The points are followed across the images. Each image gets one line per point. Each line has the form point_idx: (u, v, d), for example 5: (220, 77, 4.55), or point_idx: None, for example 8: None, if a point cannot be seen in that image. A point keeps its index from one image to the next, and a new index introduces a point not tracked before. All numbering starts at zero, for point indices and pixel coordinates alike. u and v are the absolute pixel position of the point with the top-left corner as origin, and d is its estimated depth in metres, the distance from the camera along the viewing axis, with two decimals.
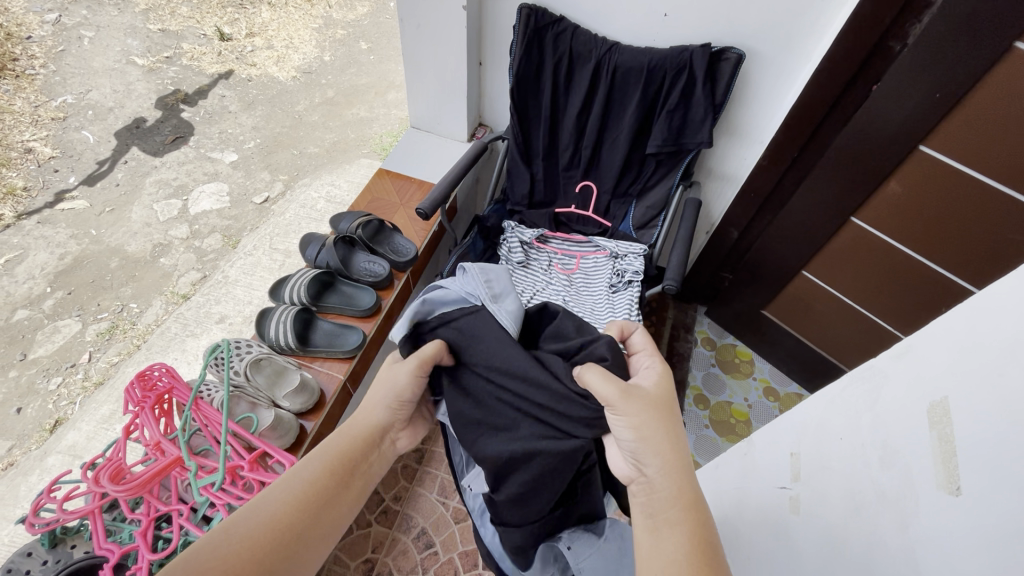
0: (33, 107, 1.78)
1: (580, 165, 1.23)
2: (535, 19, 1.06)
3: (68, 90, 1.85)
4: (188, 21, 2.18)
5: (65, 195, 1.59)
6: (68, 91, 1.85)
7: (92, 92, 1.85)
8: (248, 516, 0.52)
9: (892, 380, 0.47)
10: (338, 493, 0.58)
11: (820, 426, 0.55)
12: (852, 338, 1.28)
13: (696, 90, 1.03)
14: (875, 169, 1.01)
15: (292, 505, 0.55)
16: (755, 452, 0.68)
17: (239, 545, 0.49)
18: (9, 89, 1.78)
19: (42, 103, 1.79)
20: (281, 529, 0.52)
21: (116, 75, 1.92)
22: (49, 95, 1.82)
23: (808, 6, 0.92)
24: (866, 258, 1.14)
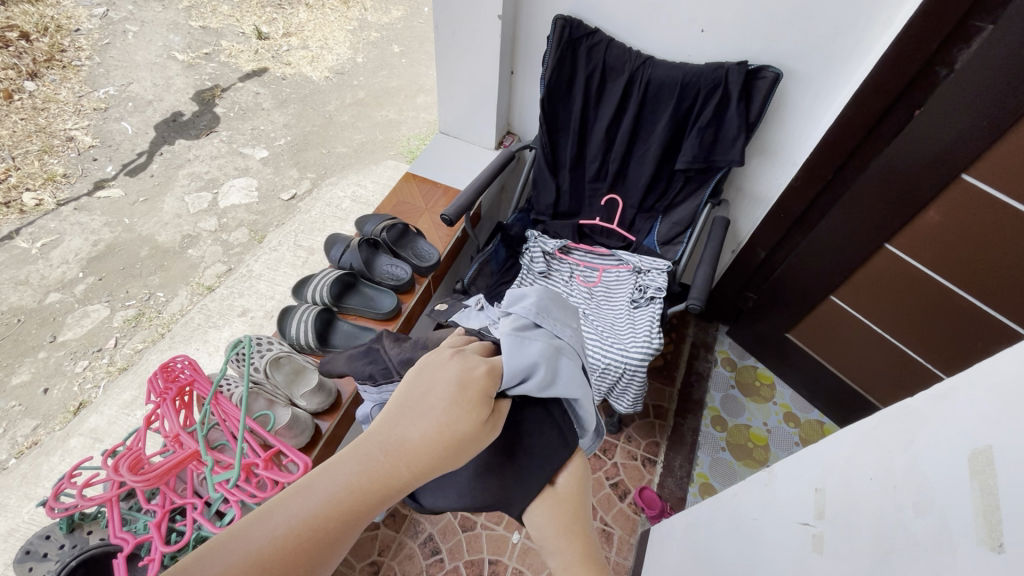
0: (77, 97, 1.84)
1: (607, 178, 1.22)
2: (570, 31, 1.06)
3: (110, 81, 1.91)
4: (228, 18, 2.24)
5: (102, 184, 1.64)
6: (110, 82, 1.91)
7: (133, 85, 1.91)
8: (255, 529, 0.35)
9: (929, 423, 0.45)
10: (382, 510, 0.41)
11: (849, 463, 0.53)
12: (880, 367, 1.24)
13: (730, 108, 1.02)
14: (913, 196, 0.98)
15: (330, 523, 0.38)
16: (776, 483, 0.66)
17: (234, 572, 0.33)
18: (55, 80, 1.85)
19: (86, 93, 1.86)
20: (295, 554, 0.36)
21: (157, 69, 1.98)
22: (92, 86, 1.88)
23: (851, 27, 0.90)
24: (899, 286, 1.10)
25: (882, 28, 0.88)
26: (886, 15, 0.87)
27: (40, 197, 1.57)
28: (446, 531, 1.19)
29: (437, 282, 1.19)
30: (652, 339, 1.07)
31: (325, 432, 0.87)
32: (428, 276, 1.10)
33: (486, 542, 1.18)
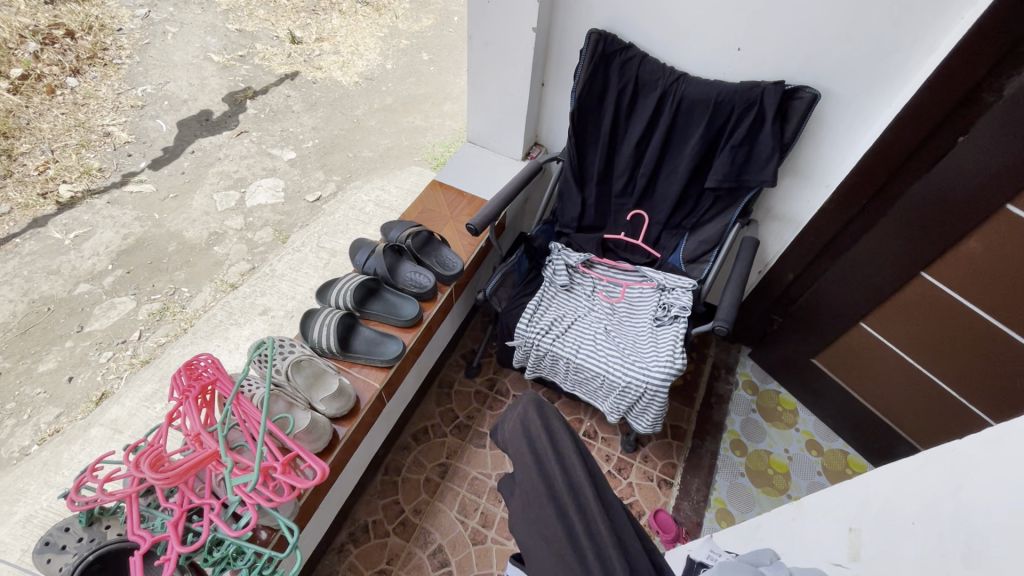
0: (116, 94, 1.89)
1: (634, 194, 1.21)
2: (604, 45, 1.05)
3: (148, 80, 1.96)
4: (263, 22, 2.29)
5: (135, 179, 1.67)
6: (148, 81, 1.96)
7: (169, 84, 1.96)
8: None
9: (980, 469, 0.42)
10: None
11: (888, 503, 0.50)
12: (911, 399, 1.20)
13: (764, 128, 1.00)
14: (954, 224, 0.95)
15: None
16: (805, 518, 0.63)
17: None
18: (97, 77, 1.90)
19: (124, 90, 1.91)
20: None
21: (193, 69, 2.03)
22: (131, 84, 1.93)
23: (894, 49, 0.88)
24: (934, 317, 1.07)
25: (926, 52, 0.87)
26: (931, 39, 0.85)
27: (75, 190, 1.62)
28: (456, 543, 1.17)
29: (459, 290, 1.18)
30: (675, 359, 1.04)
31: (342, 438, 0.87)
32: (450, 285, 1.10)
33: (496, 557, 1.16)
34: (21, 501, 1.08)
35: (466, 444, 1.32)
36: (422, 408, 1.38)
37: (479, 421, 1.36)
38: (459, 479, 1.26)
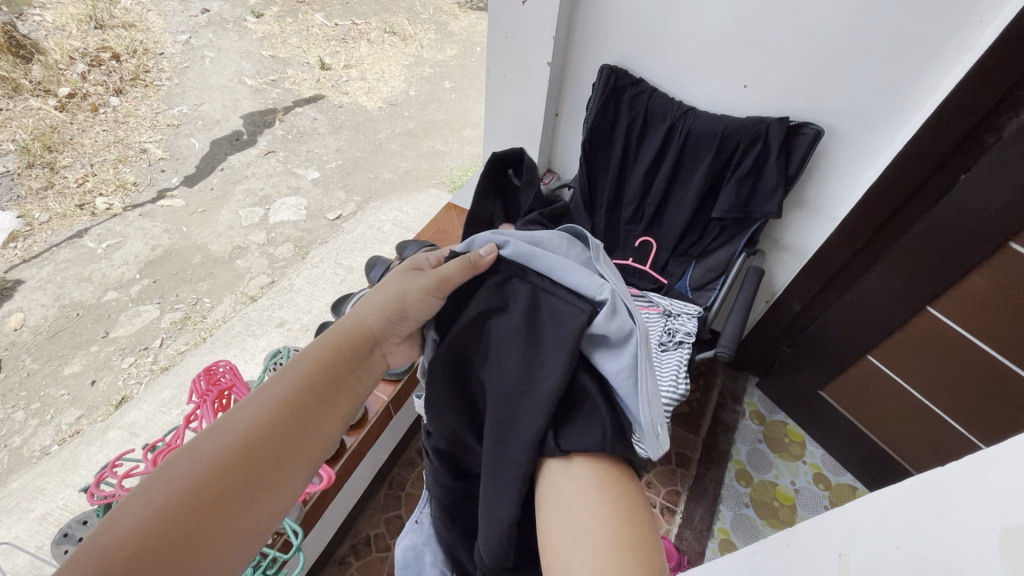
0: (154, 114, 2.00)
1: (643, 221, 1.24)
2: (614, 79, 1.10)
3: (185, 101, 2.07)
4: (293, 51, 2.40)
5: (168, 194, 1.75)
6: (185, 102, 2.07)
7: (205, 105, 2.07)
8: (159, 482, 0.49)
9: (962, 495, 0.43)
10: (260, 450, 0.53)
11: (876, 529, 0.51)
12: (920, 435, 1.18)
13: (769, 162, 1.03)
14: (957, 260, 0.96)
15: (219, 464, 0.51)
16: (798, 544, 0.64)
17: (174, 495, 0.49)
18: (139, 97, 2.03)
19: (162, 111, 2.02)
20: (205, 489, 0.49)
21: (227, 91, 2.14)
22: (169, 104, 2.05)
23: (895, 90, 0.91)
24: (940, 351, 1.07)
25: (927, 92, 0.89)
26: (931, 80, 0.87)
27: (111, 203, 1.71)
28: None
29: None
30: (678, 385, 1.06)
31: (349, 448, 0.89)
32: None
33: None
34: (39, 498, 1.12)
35: None
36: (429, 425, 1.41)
37: None
38: None
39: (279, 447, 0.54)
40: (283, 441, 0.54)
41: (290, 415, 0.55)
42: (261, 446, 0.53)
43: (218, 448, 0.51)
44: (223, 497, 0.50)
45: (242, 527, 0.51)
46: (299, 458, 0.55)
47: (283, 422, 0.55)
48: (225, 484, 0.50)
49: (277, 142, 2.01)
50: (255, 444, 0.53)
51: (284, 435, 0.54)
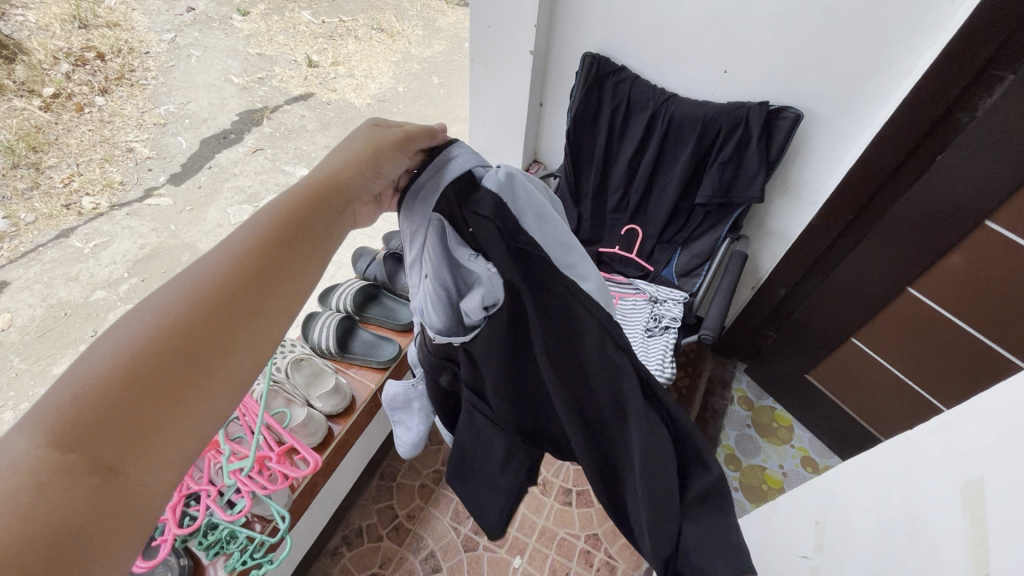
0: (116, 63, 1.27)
1: (628, 209, 1.25)
2: (597, 67, 1.11)
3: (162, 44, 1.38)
4: (276, 28, 1.62)
5: (156, 188, 1.24)
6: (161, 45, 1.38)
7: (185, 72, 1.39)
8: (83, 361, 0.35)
9: (926, 454, 0.44)
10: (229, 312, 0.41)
11: (850, 494, 0.52)
12: (903, 416, 1.20)
13: (750, 146, 1.04)
14: (935, 240, 0.98)
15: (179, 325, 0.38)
16: (778, 515, 0.65)
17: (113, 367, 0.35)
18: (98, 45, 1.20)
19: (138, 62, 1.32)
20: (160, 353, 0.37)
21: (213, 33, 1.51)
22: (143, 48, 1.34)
23: (872, 72, 0.92)
24: (921, 332, 1.08)
25: (902, 74, 0.90)
26: (905, 62, 0.89)
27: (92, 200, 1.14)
28: (449, 549, 1.18)
29: None
30: (664, 369, 1.07)
31: (336, 435, 0.90)
32: None
33: (488, 565, 1.17)
34: None
35: None
36: None
37: None
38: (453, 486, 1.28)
39: (226, 315, 0.40)
40: (232, 306, 0.41)
41: (231, 277, 0.41)
42: (223, 309, 0.40)
43: (159, 319, 0.38)
44: (158, 381, 0.36)
45: (199, 412, 0.37)
46: (272, 324, 0.43)
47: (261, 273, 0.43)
48: (156, 363, 0.36)
49: (267, 125, 1.49)
50: (189, 313, 0.39)
51: (229, 300, 0.41)
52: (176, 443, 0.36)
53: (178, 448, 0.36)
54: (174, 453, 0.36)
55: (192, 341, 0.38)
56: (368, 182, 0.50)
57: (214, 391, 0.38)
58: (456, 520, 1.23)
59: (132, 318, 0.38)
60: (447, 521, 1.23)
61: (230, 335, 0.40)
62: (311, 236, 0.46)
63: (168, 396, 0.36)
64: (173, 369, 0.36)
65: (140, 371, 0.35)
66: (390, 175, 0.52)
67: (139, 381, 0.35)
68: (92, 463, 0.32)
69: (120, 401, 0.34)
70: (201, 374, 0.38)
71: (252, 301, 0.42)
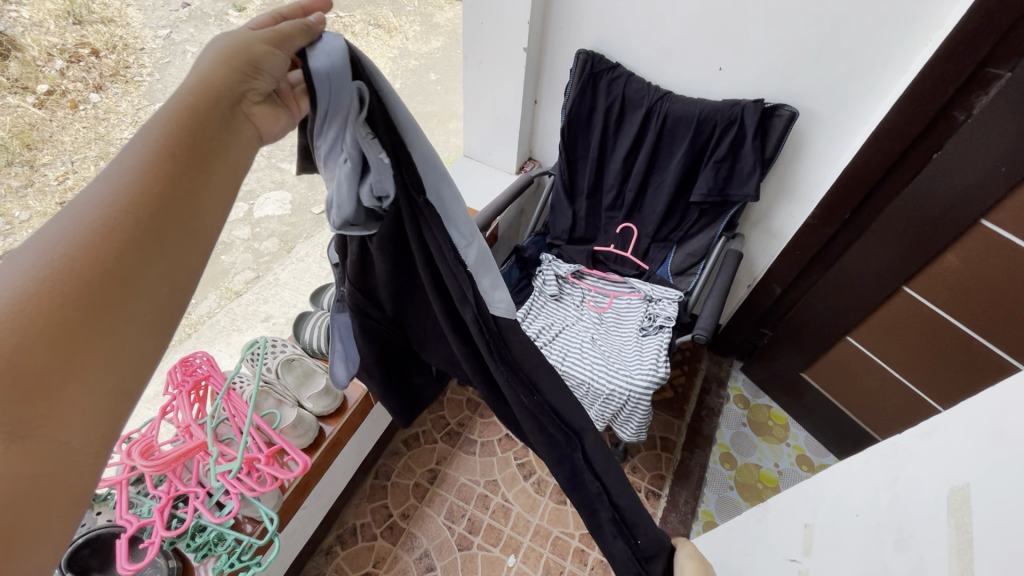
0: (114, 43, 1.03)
1: (623, 208, 1.25)
2: (591, 65, 1.10)
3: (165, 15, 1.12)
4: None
5: None
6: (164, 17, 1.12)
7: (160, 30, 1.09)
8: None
9: (914, 460, 0.44)
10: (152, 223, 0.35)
11: (838, 498, 0.52)
12: (898, 415, 1.20)
13: (745, 144, 1.03)
14: (931, 239, 0.97)
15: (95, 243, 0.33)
16: (768, 518, 0.65)
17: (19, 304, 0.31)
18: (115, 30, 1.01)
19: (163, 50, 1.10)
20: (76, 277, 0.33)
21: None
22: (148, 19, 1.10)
23: (868, 70, 0.91)
24: (918, 331, 1.08)
25: (898, 72, 0.89)
26: (902, 59, 0.88)
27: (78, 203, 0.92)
28: (443, 548, 1.18)
29: None
30: (658, 368, 1.06)
31: (328, 436, 0.90)
32: None
33: (482, 563, 1.17)
34: None
35: (456, 450, 1.34)
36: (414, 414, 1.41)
37: (470, 428, 1.39)
38: (448, 485, 1.28)
39: (131, 240, 0.34)
40: (141, 230, 0.35)
41: (139, 202, 0.35)
42: (138, 226, 0.35)
43: (57, 247, 0.33)
44: (73, 316, 0.32)
45: (112, 356, 0.33)
46: (204, 230, 0.38)
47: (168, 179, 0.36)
48: (70, 294, 0.32)
49: None
50: (92, 242, 0.33)
51: (138, 226, 0.35)
52: (95, 390, 0.32)
53: (99, 396, 0.33)
54: (94, 407, 0.32)
55: (95, 275, 0.33)
56: (244, 81, 0.40)
57: (130, 332, 0.34)
58: (450, 519, 1.23)
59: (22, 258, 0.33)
60: (441, 519, 1.23)
61: (145, 264, 0.35)
62: (219, 142, 0.39)
63: (67, 344, 0.31)
64: (88, 299, 0.32)
65: (38, 318, 0.31)
66: (272, 73, 0.42)
67: (37, 336, 0.31)
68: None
69: (9, 362, 0.30)
70: (125, 297, 0.34)
71: (165, 221, 0.36)
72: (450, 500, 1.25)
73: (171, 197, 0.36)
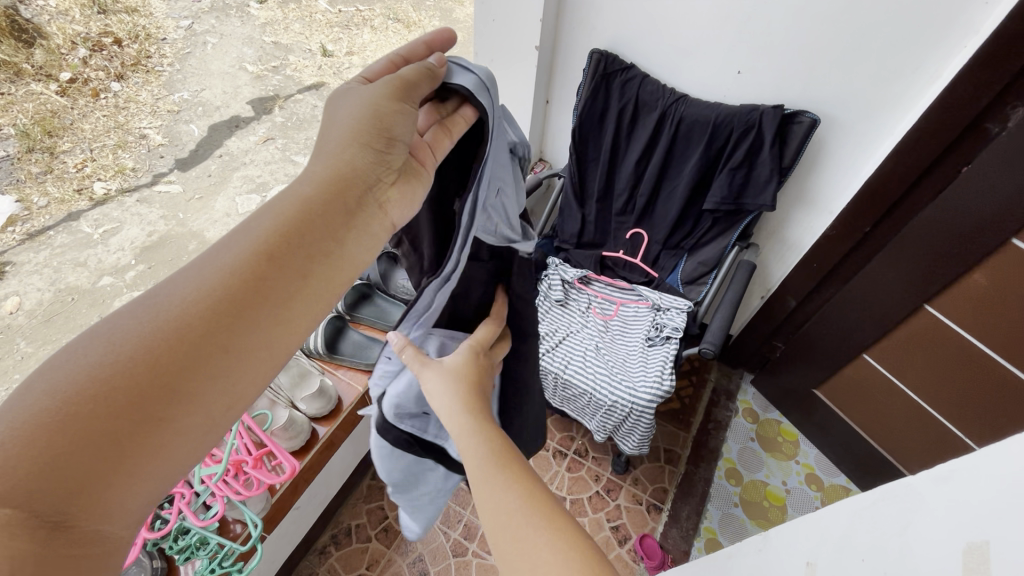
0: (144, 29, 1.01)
1: (634, 213, 1.21)
2: (604, 64, 1.07)
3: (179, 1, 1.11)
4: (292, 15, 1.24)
5: (165, 174, 1.00)
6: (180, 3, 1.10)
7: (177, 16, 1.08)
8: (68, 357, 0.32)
9: (929, 508, 0.40)
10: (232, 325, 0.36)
11: (843, 538, 0.48)
12: (916, 439, 1.15)
13: (763, 151, 0.99)
14: (958, 257, 0.92)
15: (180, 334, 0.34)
16: (768, 550, 0.61)
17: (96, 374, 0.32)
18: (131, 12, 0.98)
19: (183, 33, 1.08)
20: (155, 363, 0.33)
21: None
22: None
23: (896, 77, 0.86)
24: (940, 353, 1.03)
25: (929, 79, 0.84)
26: (934, 66, 0.83)
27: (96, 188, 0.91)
28: (437, 554, 1.17)
29: None
30: (663, 381, 1.03)
31: (320, 438, 0.88)
32: None
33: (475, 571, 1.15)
34: None
35: None
36: None
37: None
38: None
39: (218, 332, 0.35)
40: (225, 320, 0.36)
41: (231, 294, 0.36)
42: (219, 326, 0.35)
43: (147, 328, 0.34)
44: (137, 409, 0.32)
45: (180, 442, 0.34)
46: (278, 342, 0.39)
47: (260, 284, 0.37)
48: (139, 383, 0.32)
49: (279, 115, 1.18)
50: (180, 329, 0.34)
51: (223, 317, 0.36)
52: (157, 473, 0.33)
53: (159, 476, 0.33)
54: (147, 487, 0.33)
55: (178, 361, 0.34)
56: (378, 164, 0.42)
57: (198, 420, 0.35)
58: (446, 523, 1.21)
59: (113, 324, 0.34)
60: (436, 524, 1.21)
61: (227, 354, 0.36)
62: (320, 244, 0.40)
63: (142, 425, 0.32)
64: (155, 389, 0.33)
65: (122, 391, 0.32)
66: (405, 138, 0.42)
67: (118, 408, 0.31)
68: (38, 519, 0.28)
69: (89, 428, 0.31)
70: (187, 397, 0.34)
71: (252, 315, 0.37)
72: (447, 505, 1.24)
73: (254, 303, 0.37)
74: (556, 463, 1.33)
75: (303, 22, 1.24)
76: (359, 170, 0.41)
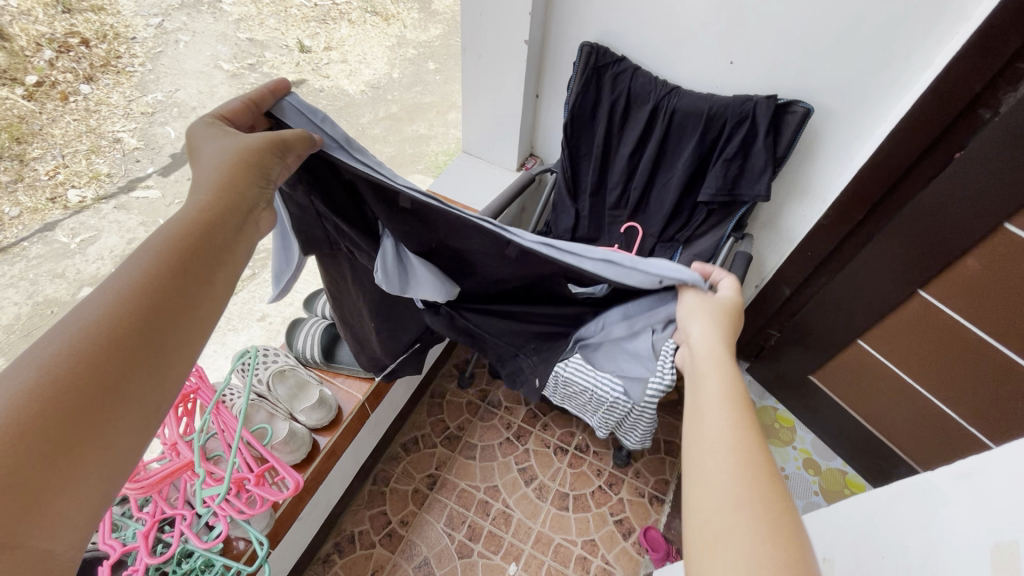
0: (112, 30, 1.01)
1: (628, 206, 1.20)
2: (595, 58, 1.06)
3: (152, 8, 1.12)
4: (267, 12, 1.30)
5: (143, 179, 0.99)
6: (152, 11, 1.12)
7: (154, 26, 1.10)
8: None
9: (951, 504, 0.40)
10: (157, 319, 0.41)
11: (861, 535, 0.49)
12: (910, 421, 1.17)
13: (756, 141, 0.99)
14: (950, 242, 0.93)
15: (106, 334, 0.38)
16: None
17: (36, 385, 0.35)
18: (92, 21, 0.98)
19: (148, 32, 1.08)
20: (91, 365, 0.37)
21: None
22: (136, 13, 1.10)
23: (888, 65, 0.86)
24: (934, 336, 1.04)
25: (920, 67, 0.85)
26: (925, 53, 0.83)
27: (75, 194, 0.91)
28: (442, 557, 1.16)
29: None
30: None
31: (322, 449, 0.87)
32: None
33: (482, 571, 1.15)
34: None
35: (456, 455, 1.31)
36: (414, 417, 1.38)
37: (470, 431, 1.36)
38: (447, 490, 1.25)
39: (135, 339, 0.39)
40: (141, 329, 0.40)
41: (143, 305, 0.40)
42: (140, 324, 0.40)
43: (65, 340, 0.37)
44: (81, 410, 0.36)
45: (109, 446, 0.37)
46: (199, 329, 0.44)
47: (169, 282, 0.42)
48: (80, 383, 0.36)
49: None
50: (102, 342, 0.38)
51: (136, 327, 0.40)
52: (95, 475, 0.36)
53: (97, 480, 0.36)
54: (89, 493, 0.36)
55: (99, 372, 0.37)
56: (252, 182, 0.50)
57: (129, 421, 0.38)
58: (450, 526, 1.20)
59: (39, 347, 0.37)
60: (440, 526, 1.20)
61: (146, 358, 0.40)
62: (217, 249, 0.46)
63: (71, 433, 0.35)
64: (101, 384, 0.37)
65: (59, 399, 0.35)
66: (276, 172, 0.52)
67: (52, 420, 0.34)
68: None
69: (25, 443, 0.33)
70: (126, 388, 0.38)
71: (163, 321, 0.41)
72: (450, 507, 1.23)
73: (169, 299, 0.42)
74: (557, 460, 1.32)
75: (279, 18, 1.31)
76: (251, 185, 0.50)
